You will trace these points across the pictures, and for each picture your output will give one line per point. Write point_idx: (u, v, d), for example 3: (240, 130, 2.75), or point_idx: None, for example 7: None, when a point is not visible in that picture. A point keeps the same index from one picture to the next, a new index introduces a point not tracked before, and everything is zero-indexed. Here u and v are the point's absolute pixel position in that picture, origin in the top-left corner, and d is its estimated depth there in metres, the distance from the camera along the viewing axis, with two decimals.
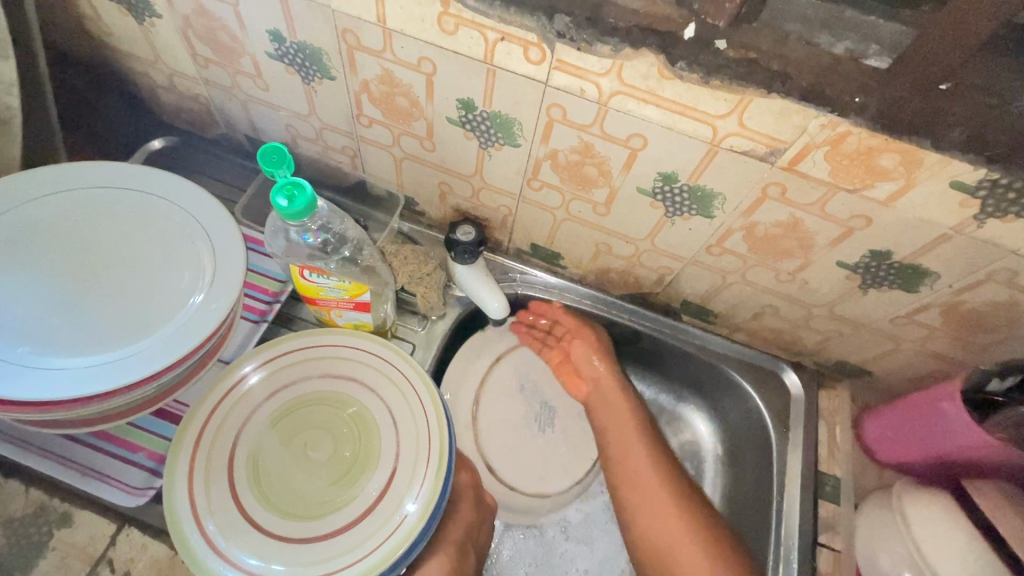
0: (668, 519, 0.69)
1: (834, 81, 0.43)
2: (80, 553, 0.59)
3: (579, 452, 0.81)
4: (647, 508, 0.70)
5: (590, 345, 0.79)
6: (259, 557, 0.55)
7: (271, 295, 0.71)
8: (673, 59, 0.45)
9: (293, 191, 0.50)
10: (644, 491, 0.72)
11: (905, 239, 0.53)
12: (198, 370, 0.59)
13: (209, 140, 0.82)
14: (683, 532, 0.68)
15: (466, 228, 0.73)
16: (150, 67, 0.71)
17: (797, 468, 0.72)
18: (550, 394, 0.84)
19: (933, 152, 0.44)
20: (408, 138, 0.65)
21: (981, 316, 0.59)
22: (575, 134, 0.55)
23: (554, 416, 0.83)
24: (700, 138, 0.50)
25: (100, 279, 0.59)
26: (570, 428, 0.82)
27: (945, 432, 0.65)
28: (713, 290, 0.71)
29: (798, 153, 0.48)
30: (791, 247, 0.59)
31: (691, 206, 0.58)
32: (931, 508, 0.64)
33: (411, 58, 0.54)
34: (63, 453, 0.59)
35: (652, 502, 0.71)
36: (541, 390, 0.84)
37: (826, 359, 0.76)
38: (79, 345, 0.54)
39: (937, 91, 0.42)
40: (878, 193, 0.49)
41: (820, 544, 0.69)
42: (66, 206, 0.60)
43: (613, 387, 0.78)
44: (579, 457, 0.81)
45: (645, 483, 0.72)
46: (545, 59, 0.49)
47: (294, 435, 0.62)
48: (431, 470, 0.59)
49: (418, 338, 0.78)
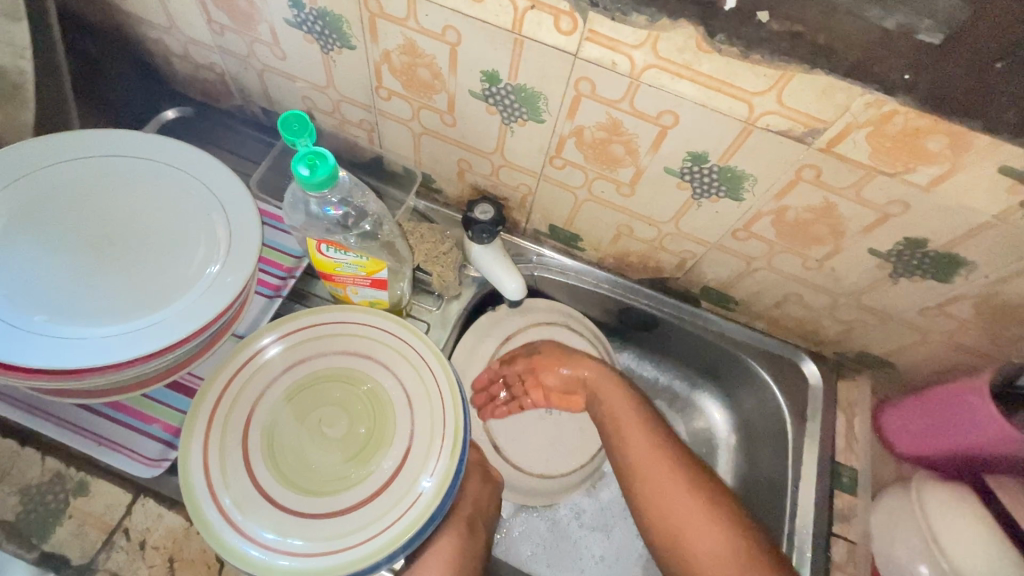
0: (672, 486, 0.66)
1: (884, 56, 0.41)
2: (97, 522, 0.59)
3: (586, 433, 0.81)
4: (640, 468, 0.67)
5: (547, 362, 0.76)
6: (275, 532, 0.55)
7: (285, 271, 0.70)
8: (712, 31, 0.43)
9: (314, 161, 0.49)
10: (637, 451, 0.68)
11: (943, 227, 0.51)
12: (217, 341, 0.58)
13: (223, 111, 0.81)
14: (693, 505, 0.64)
15: (485, 207, 0.71)
16: (165, 33, 0.70)
17: (814, 457, 0.71)
18: None
19: (984, 135, 0.42)
20: (427, 112, 0.63)
21: (1016, 308, 0.57)
22: (603, 110, 0.53)
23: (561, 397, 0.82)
24: (735, 116, 0.48)
25: (114, 249, 0.58)
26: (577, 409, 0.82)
27: (971, 428, 0.64)
28: (736, 276, 0.70)
29: (838, 134, 0.46)
30: (822, 233, 0.57)
31: (719, 187, 0.57)
32: (950, 502, 0.63)
33: (435, 26, 0.52)
34: (79, 423, 0.59)
35: (651, 469, 0.67)
36: None
37: (847, 349, 0.74)
38: (95, 315, 0.54)
39: (991, 68, 0.40)
40: (919, 177, 0.47)
41: (835, 534, 0.68)
42: (76, 175, 0.59)
43: (598, 379, 0.75)
44: (586, 439, 0.81)
45: (637, 440, 0.69)
46: (576, 29, 0.47)
47: (309, 411, 0.62)
48: (447, 447, 0.58)
49: (434, 317, 0.76)
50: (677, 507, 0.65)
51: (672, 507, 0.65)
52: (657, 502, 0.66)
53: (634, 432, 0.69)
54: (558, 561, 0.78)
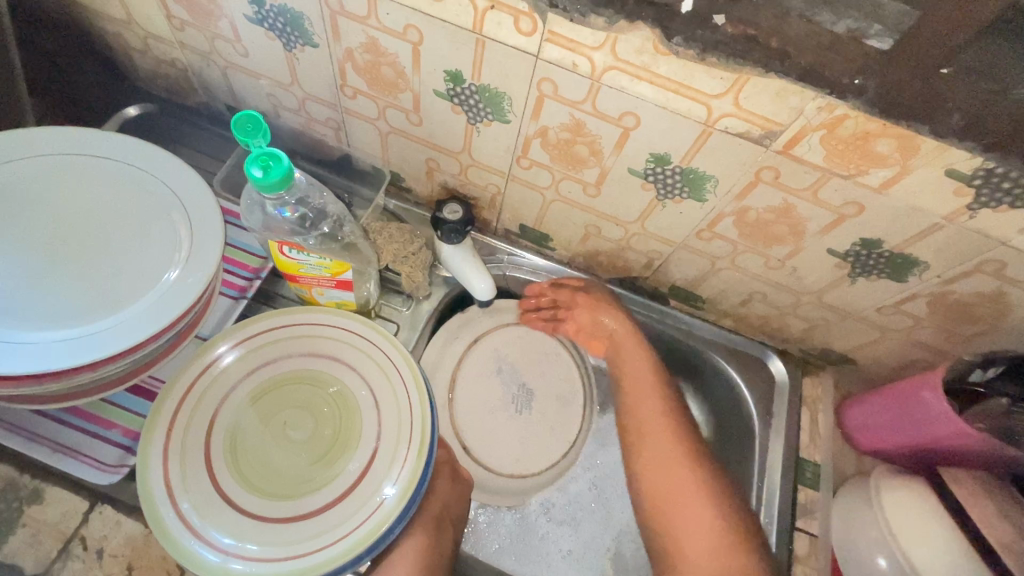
0: (687, 486, 0.68)
1: (832, 61, 0.41)
2: (51, 530, 0.58)
3: (557, 433, 0.81)
4: (656, 463, 0.70)
5: (598, 308, 0.75)
6: (234, 537, 0.54)
7: (251, 272, 0.69)
8: (669, 34, 0.43)
9: (268, 162, 0.48)
10: (651, 443, 0.71)
11: (896, 228, 0.52)
12: (175, 345, 0.57)
13: (187, 108, 0.79)
14: (701, 505, 0.67)
15: (454, 207, 0.71)
16: (123, 28, 0.68)
17: (778, 453, 0.73)
18: (528, 376, 0.82)
19: (931, 139, 0.43)
20: (393, 111, 0.63)
21: (968, 306, 0.59)
22: (566, 111, 0.53)
23: (531, 397, 0.81)
24: (695, 118, 0.49)
25: (69, 250, 0.56)
26: (547, 412, 0.81)
27: (924, 423, 0.65)
28: (703, 275, 0.70)
29: (793, 136, 0.47)
30: (781, 233, 0.58)
31: (682, 188, 0.57)
32: (907, 494, 0.65)
33: (397, 25, 0.51)
34: (33, 429, 0.57)
35: (665, 460, 0.70)
36: (518, 371, 0.82)
37: (810, 346, 0.76)
38: (46, 319, 0.52)
39: (938, 74, 0.40)
40: (872, 180, 0.48)
41: (797, 528, 0.70)
42: (32, 173, 0.57)
43: (630, 351, 0.75)
44: (557, 439, 0.81)
45: (657, 438, 0.71)
46: (536, 30, 0.47)
47: (274, 413, 0.61)
48: (413, 450, 0.58)
49: (403, 318, 0.77)
50: (684, 505, 0.67)
51: (680, 501, 0.67)
52: (661, 500, 0.68)
53: (655, 430, 0.72)
54: (526, 555, 0.78)
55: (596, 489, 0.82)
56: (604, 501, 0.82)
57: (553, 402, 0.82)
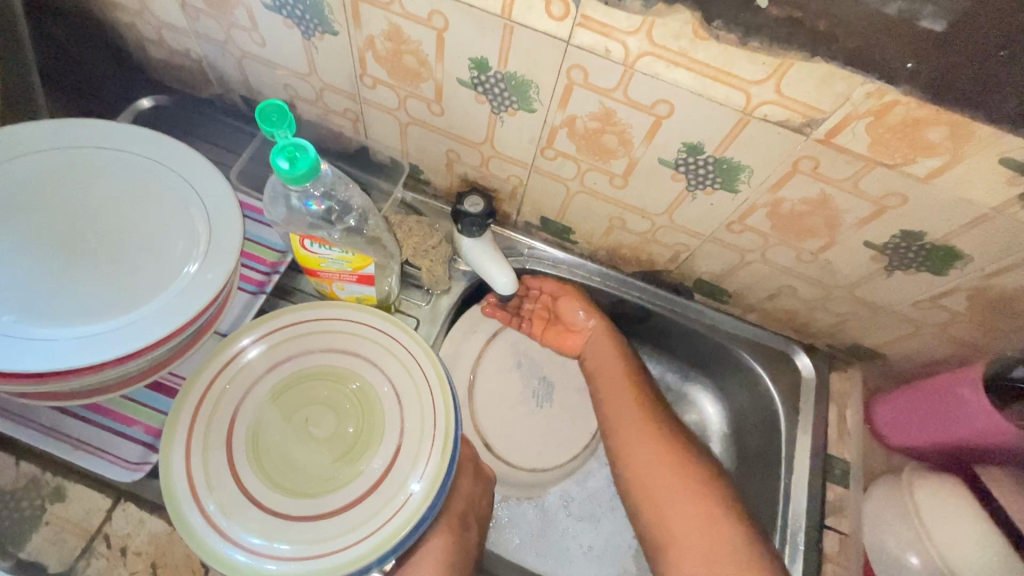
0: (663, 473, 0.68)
1: (885, 43, 0.40)
2: (75, 528, 0.58)
3: (577, 426, 0.80)
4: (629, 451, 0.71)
5: (575, 299, 0.78)
6: (261, 536, 0.53)
7: (269, 266, 0.68)
8: (710, 17, 0.41)
9: (294, 153, 0.46)
10: (626, 432, 0.72)
11: (940, 220, 0.51)
12: (196, 341, 0.56)
13: (201, 100, 0.78)
14: (685, 492, 0.67)
15: (475, 199, 0.70)
16: (137, 18, 0.66)
17: (805, 450, 0.72)
18: (548, 369, 0.82)
19: (986, 125, 0.41)
20: (414, 101, 0.61)
21: (1010, 301, 0.57)
22: (596, 99, 0.52)
23: (552, 390, 0.81)
24: (732, 106, 0.47)
25: (86, 245, 0.55)
26: (569, 403, 0.81)
27: (961, 421, 0.64)
28: (730, 269, 0.69)
29: (837, 124, 0.45)
30: (817, 226, 0.57)
31: (715, 179, 0.55)
32: (942, 492, 0.63)
33: (421, 11, 0.49)
34: (54, 427, 0.57)
35: (643, 448, 0.70)
36: (537, 364, 0.82)
37: (838, 341, 0.74)
38: (67, 316, 0.51)
39: (993, 57, 0.39)
40: (919, 169, 0.46)
41: (826, 526, 0.68)
42: (49, 167, 0.56)
43: (600, 345, 0.78)
44: (577, 432, 0.80)
45: (631, 425, 0.72)
46: (568, 14, 0.45)
47: (294, 410, 0.60)
48: (437, 447, 0.57)
49: (423, 312, 0.76)
50: (669, 494, 0.67)
51: (654, 486, 0.68)
52: (645, 488, 0.68)
53: (626, 420, 0.73)
54: (547, 550, 0.77)
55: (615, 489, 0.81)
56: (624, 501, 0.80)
57: (574, 394, 0.81)
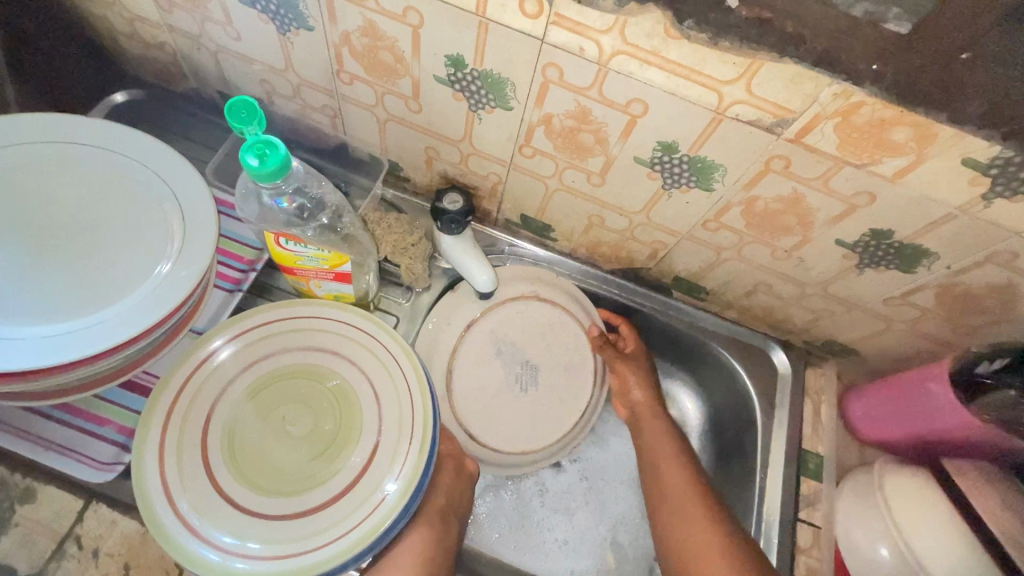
0: (705, 546, 0.63)
1: (851, 47, 0.40)
2: (44, 530, 0.57)
3: (568, 406, 0.78)
4: (679, 526, 0.66)
5: (639, 371, 0.78)
6: (236, 535, 0.53)
7: (246, 264, 0.67)
8: (681, 17, 0.41)
9: (264, 150, 0.46)
10: (660, 465, 0.72)
11: (907, 219, 0.52)
12: (170, 340, 0.56)
13: (177, 94, 0.77)
14: (698, 513, 0.66)
15: (454, 196, 0.70)
16: (109, 11, 0.65)
17: (781, 446, 0.73)
18: (531, 353, 0.79)
19: (948, 126, 0.42)
20: (392, 97, 0.61)
21: (976, 297, 0.58)
22: (572, 97, 0.52)
23: (537, 373, 0.78)
24: (705, 105, 0.47)
25: (56, 242, 0.54)
26: (555, 385, 0.78)
27: (929, 413, 0.65)
28: (707, 266, 0.70)
29: (806, 124, 0.46)
30: (790, 224, 0.57)
31: (690, 177, 0.56)
32: (912, 483, 0.64)
33: (396, 8, 0.49)
34: (23, 427, 0.56)
35: (671, 474, 0.70)
36: (519, 350, 0.78)
37: (814, 337, 0.75)
38: (34, 314, 0.50)
39: (958, 60, 0.40)
40: (886, 169, 0.47)
41: (800, 519, 0.70)
42: (17, 162, 0.55)
43: (652, 420, 0.76)
44: (569, 411, 0.78)
45: (665, 456, 0.72)
46: (542, 12, 0.45)
47: (272, 409, 0.60)
48: (415, 446, 0.57)
49: (403, 311, 0.77)
50: (685, 518, 0.66)
51: (693, 550, 0.63)
52: (669, 514, 0.68)
53: (673, 486, 0.69)
54: (524, 544, 0.78)
55: (587, 482, 0.82)
56: (596, 493, 0.82)
57: (560, 372, 0.79)
